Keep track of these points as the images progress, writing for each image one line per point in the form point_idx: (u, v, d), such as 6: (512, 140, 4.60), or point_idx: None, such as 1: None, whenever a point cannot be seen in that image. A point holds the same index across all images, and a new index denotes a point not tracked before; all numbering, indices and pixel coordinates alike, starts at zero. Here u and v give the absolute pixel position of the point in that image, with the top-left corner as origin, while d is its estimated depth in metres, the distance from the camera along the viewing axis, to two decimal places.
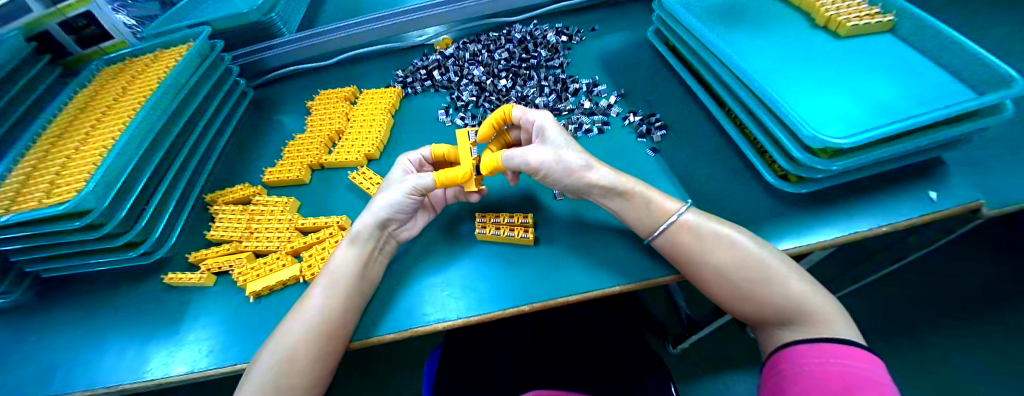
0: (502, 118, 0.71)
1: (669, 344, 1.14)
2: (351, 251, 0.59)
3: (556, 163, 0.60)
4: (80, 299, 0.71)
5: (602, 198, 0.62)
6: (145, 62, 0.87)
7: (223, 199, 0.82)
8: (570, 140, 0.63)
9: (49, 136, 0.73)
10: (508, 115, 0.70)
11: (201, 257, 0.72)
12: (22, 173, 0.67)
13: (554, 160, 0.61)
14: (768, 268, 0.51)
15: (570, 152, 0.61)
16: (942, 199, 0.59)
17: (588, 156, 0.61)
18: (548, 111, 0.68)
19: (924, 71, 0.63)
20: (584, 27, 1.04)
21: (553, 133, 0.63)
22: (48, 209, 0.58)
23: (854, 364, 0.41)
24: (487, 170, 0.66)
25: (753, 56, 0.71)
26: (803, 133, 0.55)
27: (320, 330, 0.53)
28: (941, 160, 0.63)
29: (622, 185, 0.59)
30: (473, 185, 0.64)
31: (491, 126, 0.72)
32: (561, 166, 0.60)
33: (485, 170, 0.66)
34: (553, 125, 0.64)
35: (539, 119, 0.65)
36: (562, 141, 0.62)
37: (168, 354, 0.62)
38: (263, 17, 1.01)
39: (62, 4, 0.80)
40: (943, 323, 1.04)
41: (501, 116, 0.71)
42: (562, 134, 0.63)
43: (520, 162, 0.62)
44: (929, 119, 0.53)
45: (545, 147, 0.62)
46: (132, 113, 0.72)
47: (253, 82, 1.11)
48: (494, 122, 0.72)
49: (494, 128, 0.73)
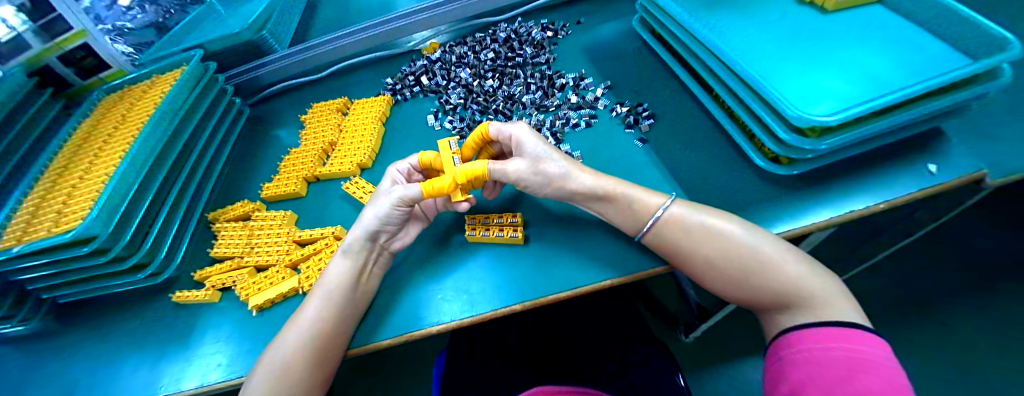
0: (480, 137, 0.71)
1: (682, 333, 1.13)
2: (344, 263, 0.60)
3: (535, 176, 0.63)
4: (95, 322, 0.74)
5: (589, 205, 0.62)
6: (142, 88, 0.90)
7: (224, 217, 0.84)
8: (550, 146, 0.63)
9: (54, 168, 0.76)
10: (486, 134, 0.70)
11: (205, 275, 0.74)
12: (32, 204, 0.70)
13: (534, 171, 0.62)
14: (759, 255, 0.50)
15: (549, 162, 0.62)
16: (941, 173, 0.57)
17: (567, 162, 0.62)
18: (522, 123, 0.67)
19: (916, 39, 0.61)
20: (569, 21, 1.03)
21: (530, 143, 0.63)
22: (55, 238, 0.61)
23: (854, 347, 0.40)
24: (464, 179, 0.63)
25: (737, 38, 0.69)
26: (788, 113, 0.54)
27: (314, 340, 0.54)
28: (939, 131, 0.61)
29: (605, 188, 0.59)
30: (460, 195, 0.63)
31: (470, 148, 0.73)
32: (537, 177, 0.63)
33: (462, 178, 0.63)
34: (528, 136, 0.64)
35: (515, 132, 0.65)
36: (542, 151, 0.63)
37: (180, 370, 0.64)
38: (255, 35, 1.04)
39: (59, 38, 0.84)
40: (963, 298, 1.00)
41: (480, 135, 0.71)
42: (540, 142, 0.63)
43: (500, 176, 0.64)
44: (921, 89, 0.51)
45: (522, 159, 0.63)
46: (131, 139, 0.75)
47: (249, 100, 1.13)
48: (476, 139, 0.72)
49: (478, 146, 0.73)
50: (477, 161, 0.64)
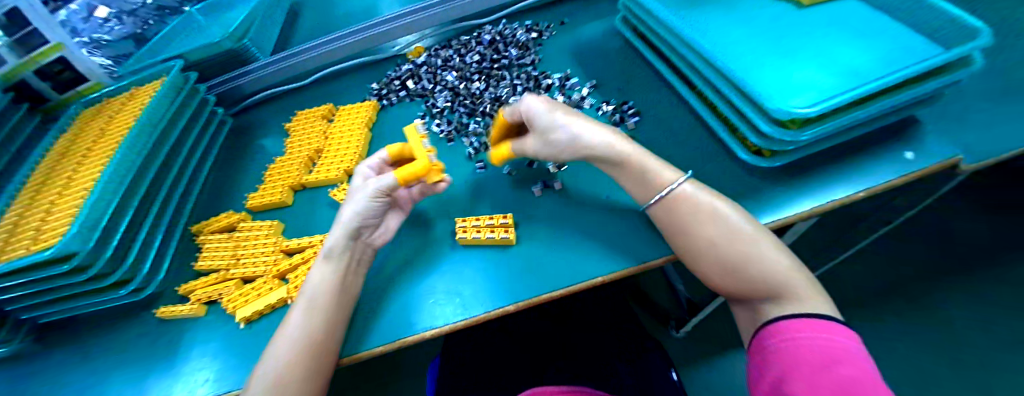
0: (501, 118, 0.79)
1: (674, 329, 1.14)
2: (326, 269, 0.59)
3: (549, 148, 0.65)
4: (78, 341, 0.72)
5: (605, 168, 0.63)
6: (121, 101, 0.88)
7: (208, 229, 0.82)
8: (557, 113, 0.64)
9: (31, 185, 0.74)
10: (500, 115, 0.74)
11: (190, 289, 0.73)
12: (9, 223, 0.68)
13: (546, 143, 0.66)
14: (757, 246, 0.50)
15: (557, 131, 0.63)
16: (919, 159, 0.58)
17: (575, 125, 0.63)
18: (530, 94, 0.69)
19: (890, 30, 0.62)
20: (552, 22, 1.04)
21: (538, 115, 0.65)
22: (32, 256, 0.59)
23: (830, 337, 0.41)
24: (496, 162, 0.73)
25: (719, 34, 0.70)
26: (769, 106, 0.55)
27: (305, 351, 0.53)
28: (915, 119, 0.62)
29: (620, 154, 0.60)
30: (436, 174, 0.66)
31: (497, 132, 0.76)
32: (549, 147, 0.66)
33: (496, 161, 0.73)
34: (535, 104, 0.66)
35: (524, 107, 0.67)
36: (553, 122, 0.64)
37: (167, 387, 0.63)
38: (236, 44, 1.02)
39: (35, 52, 0.82)
40: (948, 281, 1.02)
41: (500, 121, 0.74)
42: (546, 111, 0.65)
43: (521, 151, 0.70)
44: (899, 78, 0.52)
45: (534, 132, 0.67)
46: (111, 153, 0.73)
47: (232, 110, 1.11)
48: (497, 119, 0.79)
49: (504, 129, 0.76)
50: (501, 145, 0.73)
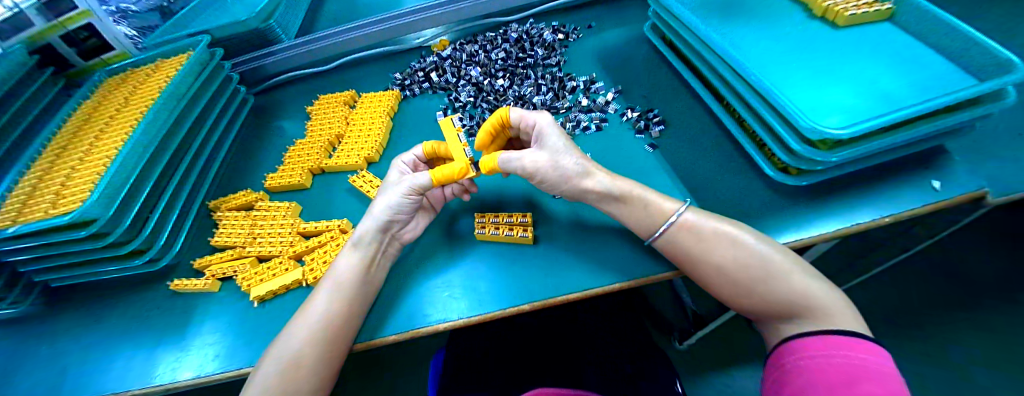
0: (499, 121, 0.71)
1: (675, 340, 1.15)
2: (353, 256, 0.60)
3: (552, 169, 0.61)
4: (88, 307, 0.72)
5: (601, 204, 0.62)
6: (146, 72, 0.88)
7: (225, 206, 0.83)
8: (568, 143, 0.63)
9: (52, 148, 0.74)
10: (505, 118, 0.70)
11: (205, 264, 0.73)
12: (27, 186, 0.68)
13: (551, 165, 0.61)
14: (771, 265, 0.50)
15: (567, 158, 0.61)
16: (946, 188, 0.58)
17: (585, 160, 0.61)
18: (546, 113, 0.68)
19: (924, 59, 0.62)
20: (580, 25, 1.04)
21: (550, 137, 0.63)
22: (54, 220, 0.59)
23: (856, 355, 0.40)
24: (484, 169, 0.66)
25: (750, 50, 0.70)
26: (802, 125, 0.55)
27: (323, 332, 0.53)
28: (944, 150, 0.62)
29: (619, 190, 0.59)
30: (472, 174, 0.66)
31: (487, 133, 0.73)
32: (556, 171, 0.61)
33: (485, 170, 0.66)
34: (551, 128, 0.63)
35: (539, 120, 0.65)
36: (560, 146, 0.62)
37: (175, 359, 0.63)
38: (261, 24, 1.02)
39: (64, 17, 0.82)
40: (963, 315, 1.01)
41: (500, 119, 0.71)
42: (561, 138, 0.63)
43: (516, 166, 0.63)
44: (932, 106, 0.51)
45: (541, 151, 0.62)
46: (133, 124, 0.73)
47: (254, 89, 1.11)
48: (494, 125, 0.72)
49: (495, 130, 0.73)
50: (489, 154, 0.67)
